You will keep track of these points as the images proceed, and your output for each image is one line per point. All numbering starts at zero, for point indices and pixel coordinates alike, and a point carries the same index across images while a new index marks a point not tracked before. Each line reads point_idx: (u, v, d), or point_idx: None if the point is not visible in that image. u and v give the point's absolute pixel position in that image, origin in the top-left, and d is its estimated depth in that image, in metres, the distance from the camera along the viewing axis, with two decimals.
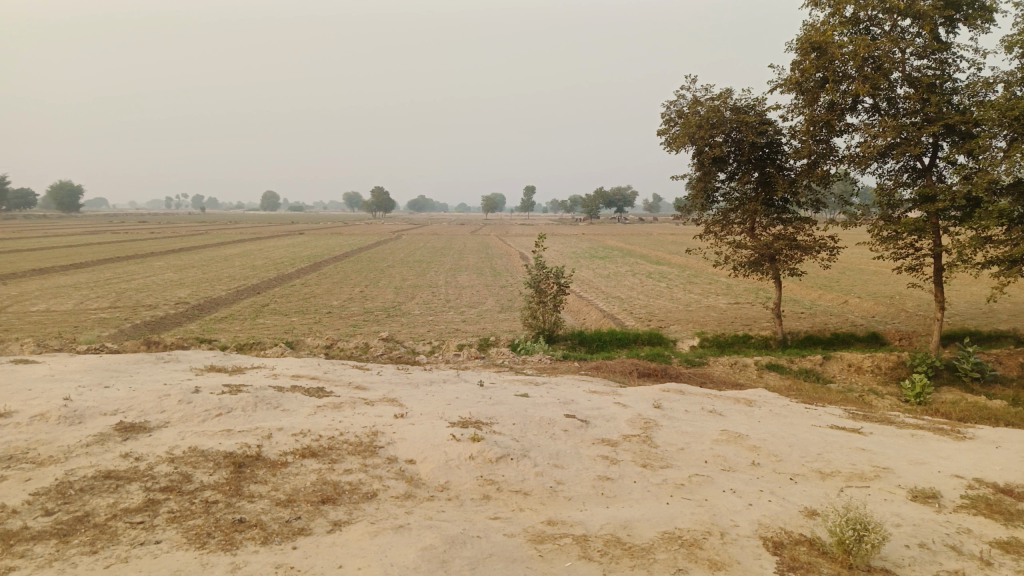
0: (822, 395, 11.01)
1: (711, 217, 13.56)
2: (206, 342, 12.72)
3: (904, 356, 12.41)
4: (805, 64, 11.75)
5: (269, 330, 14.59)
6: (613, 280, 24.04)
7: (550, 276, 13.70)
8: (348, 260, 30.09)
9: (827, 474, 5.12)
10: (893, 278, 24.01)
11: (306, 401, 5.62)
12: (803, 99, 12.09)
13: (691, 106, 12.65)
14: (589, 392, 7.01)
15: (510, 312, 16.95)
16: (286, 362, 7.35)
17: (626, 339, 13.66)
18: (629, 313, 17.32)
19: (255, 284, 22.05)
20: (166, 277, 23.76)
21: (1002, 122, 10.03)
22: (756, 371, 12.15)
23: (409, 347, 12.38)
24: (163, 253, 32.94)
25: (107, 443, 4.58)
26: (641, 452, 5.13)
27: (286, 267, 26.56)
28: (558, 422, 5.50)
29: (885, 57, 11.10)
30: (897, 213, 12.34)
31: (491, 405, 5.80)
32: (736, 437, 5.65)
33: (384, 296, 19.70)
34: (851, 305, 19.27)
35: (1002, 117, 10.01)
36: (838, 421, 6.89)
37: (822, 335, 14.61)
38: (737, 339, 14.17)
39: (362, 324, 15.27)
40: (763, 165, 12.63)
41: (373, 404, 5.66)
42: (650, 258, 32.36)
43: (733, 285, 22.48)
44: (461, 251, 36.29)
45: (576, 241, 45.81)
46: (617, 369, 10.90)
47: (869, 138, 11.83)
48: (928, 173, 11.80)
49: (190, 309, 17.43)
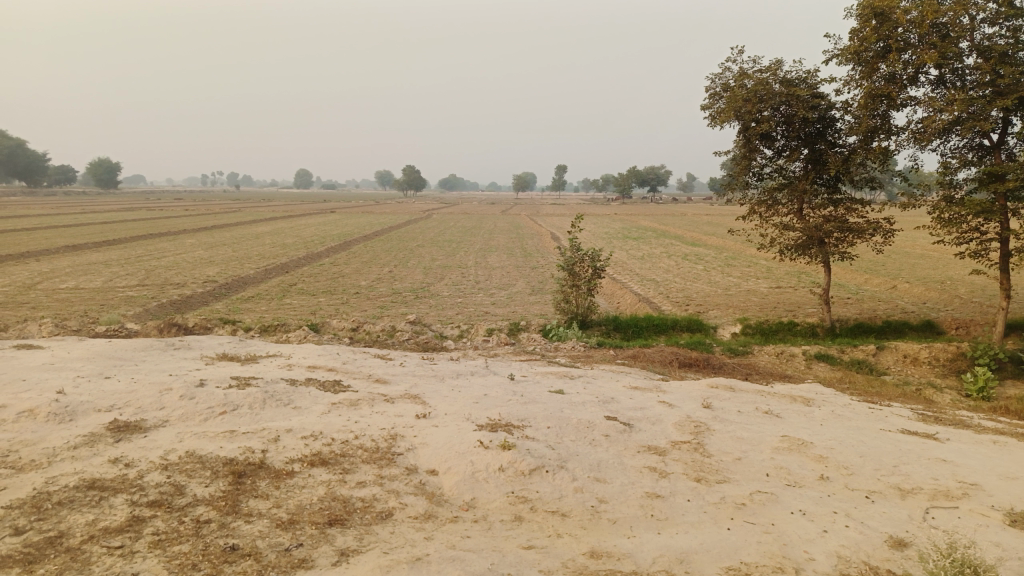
0: (878, 389, 10.24)
1: (755, 197, 12.76)
2: (231, 323, 12.36)
3: (965, 347, 11.56)
4: (863, 32, 10.85)
5: (295, 311, 14.21)
6: (648, 262, 23.26)
7: (585, 258, 13.05)
8: (377, 239, 29.70)
9: (908, 492, 4.46)
10: (944, 263, 22.85)
11: (320, 397, 5.11)
12: (861, 70, 11.21)
13: (738, 78, 11.85)
14: (629, 388, 6.39)
15: (542, 295, 16.38)
16: (304, 351, 6.86)
17: (664, 326, 12.99)
18: (666, 297, 16.62)
19: (283, 263, 21.75)
20: (196, 255, 23.59)
21: None
22: (804, 362, 11.41)
23: (437, 331, 11.87)
24: (195, 230, 32.90)
25: (96, 446, 4.11)
26: (693, 463, 4.51)
27: (316, 246, 26.25)
28: (598, 426, 4.91)
29: (953, 24, 10.18)
30: (960, 194, 11.44)
31: (523, 404, 5.23)
32: (800, 446, 5.01)
33: (413, 276, 19.23)
34: (900, 290, 18.30)
35: None
36: (908, 424, 6.17)
37: (873, 323, 13.78)
38: (782, 327, 13.41)
39: (390, 306, 14.81)
40: (815, 142, 11.77)
41: (393, 401, 5.13)
42: (685, 239, 31.50)
43: (773, 268, 21.63)
44: (492, 231, 35.75)
45: (609, 221, 45.00)
46: (656, 359, 10.27)
47: (931, 113, 10.93)
48: (996, 150, 10.89)
49: (218, 288, 17.14)
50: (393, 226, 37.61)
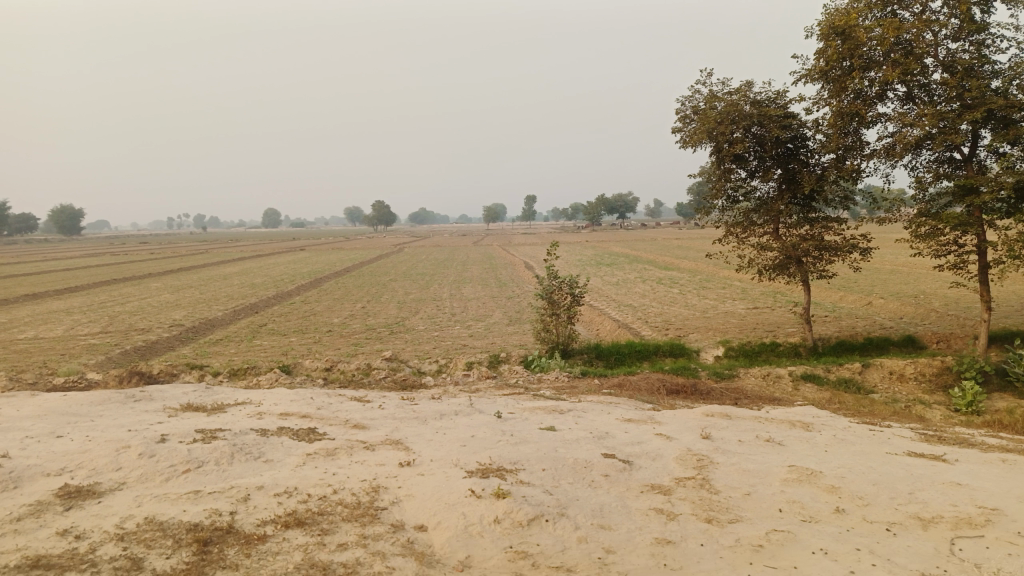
0: (868, 408, 10.04)
1: (732, 218, 12.63)
2: (198, 368, 11.83)
3: (949, 361, 11.45)
4: (829, 51, 10.82)
5: (266, 352, 13.71)
6: (624, 287, 23.13)
7: (563, 286, 12.79)
8: (349, 275, 29.27)
9: (929, 522, 4.17)
10: (915, 277, 23.05)
11: (294, 448, 4.71)
12: (829, 89, 11.18)
13: (708, 101, 11.78)
14: (622, 420, 6.07)
15: (519, 325, 16.06)
16: (276, 396, 6.45)
17: (647, 352, 12.74)
18: (645, 322, 16.42)
19: (252, 303, 21.18)
20: (162, 298, 22.91)
21: None
22: (791, 383, 11.20)
23: (415, 367, 11.48)
24: (161, 273, 32.13)
25: (43, 516, 3.66)
26: (700, 502, 4.20)
27: (286, 285, 25.70)
28: (596, 466, 4.58)
29: (917, 40, 10.17)
30: (935, 208, 11.41)
31: (514, 445, 4.88)
32: (810, 477, 4.72)
33: (387, 311, 18.83)
34: (876, 306, 18.34)
35: None
36: (913, 446, 5.93)
37: (854, 340, 13.69)
38: (765, 348, 13.25)
39: (364, 342, 14.37)
40: (788, 161, 11.70)
41: (374, 448, 4.75)
42: (658, 263, 31.58)
43: (749, 289, 21.61)
44: (465, 262, 35.53)
45: (580, 248, 44.98)
46: (642, 387, 9.97)
47: (902, 128, 10.92)
48: (968, 163, 10.88)
49: (184, 332, 16.55)
50: (365, 261, 37.20)
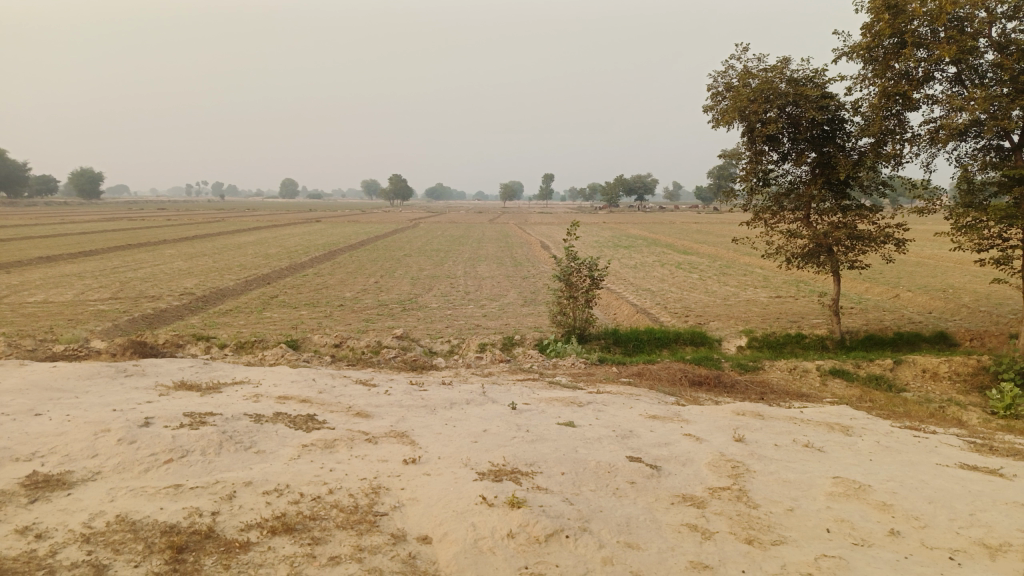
0: (900, 408, 9.51)
1: (759, 204, 12.03)
2: (204, 339, 11.47)
3: (986, 361, 10.88)
4: (877, 27, 10.12)
5: (274, 325, 13.36)
6: (642, 270, 22.59)
7: (583, 268, 12.29)
8: (363, 249, 28.93)
9: (998, 550, 3.67)
10: (943, 270, 22.31)
11: (289, 438, 4.29)
12: (873, 68, 10.51)
13: (741, 78, 11.15)
14: (647, 417, 5.61)
15: (535, 306, 15.60)
16: (276, 376, 6.04)
17: (667, 339, 12.24)
18: (664, 308, 15.91)
19: (265, 273, 20.85)
20: (174, 266, 22.63)
21: None
22: (818, 378, 10.70)
23: (426, 347, 11.07)
24: (176, 241, 31.95)
25: (3, 510, 3.26)
26: (738, 518, 3.73)
27: (299, 256, 25.37)
28: (621, 471, 4.12)
29: (972, 17, 9.48)
30: (980, 198, 10.76)
31: (530, 443, 4.43)
32: (858, 492, 4.25)
33: (400, 287, 18.43)
34: (903, 299, 17.70)
35: None
36: (964, 457, 5.42)
37: (883, 334, 13.11)
38: (790, 339, 12.71)
39: (375, 319, 13.97)
40: (823, 145, 11.06)
41: (377, 441, 4.31)
42: (676, 247, 31.00)
43: (770, 277, 20.99)
44: (481, 239, 35.13)
45: (597, 230, 44.33)
46: (663, 377, 9.51)
47: (949, 113, 10.25)
48: (1018, 152, 10.21)
49: (194, 301, 16.21)
50: (380, 235, 36.84)
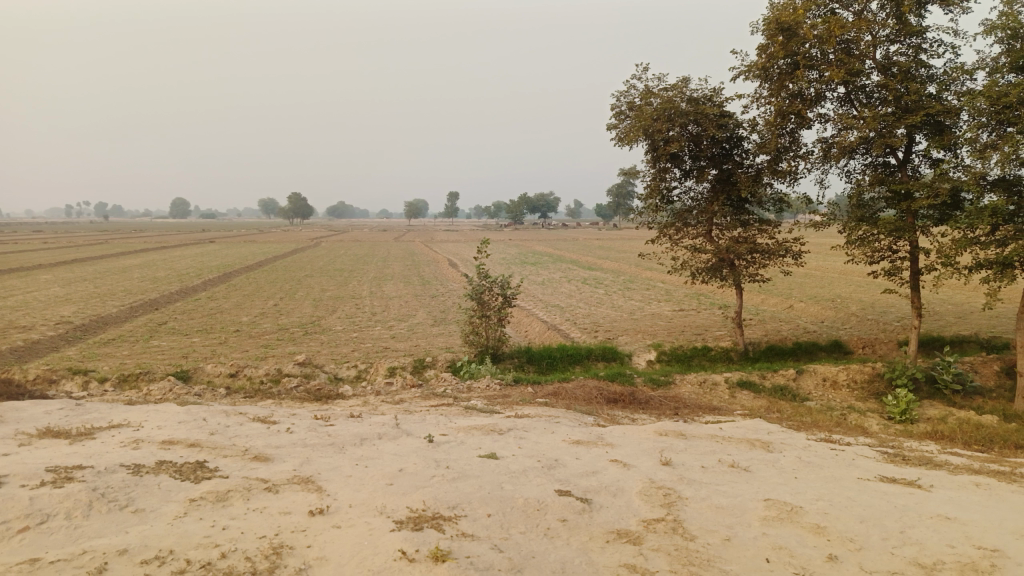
0: (806, 417, 9.69)
1: (663, 220, 12.12)
2: (81, 373, 10.42)
3: (880, 368, 11.35)
4: (772, 48, 10.41)
5: (163, 355, 12.35)
6: (550, 287, 22.62)
7: (494, 286, 12.04)
8: (261, 270, 27.68)
9: (933, 569, 3.59)
10: (831, 281, 23.53)
11: (176, 492, 3.74)
12: (769, 87, 10.80)
13: (643, 97, 11.23)
14: (571, 443, 5.35)
15: (444, 326, 15.22)
16: (161, 416, 5.41)
17: (579, 355, 12.13)
18: (573, 324, 15.87)
19: (152, 298, 19.47)
20: (50, 292, 20.79)
21: (984, 120, 8.58)
22: (727, 390, 10.84)
23: (331, 373, 10.48)
24: (52, 265, 29.62)
25: None
26: (677, 554, 3.49)
27: (191, 279, 23.91)
28: (551, 508, 3.82)
29: (858, 40, 9.87)
30: (870, 212, 11.22)
31: (450, 482, 4.06)
32: (791, 515, 4.12)
33: (302, 309, 17.62)
34: (797, 309, 18.45)
35: (984, 117, 8.59)
36: (881, 468, 5.45)
37: (784, 344, 13.51)
38: (697, 352, 12.88)
39: (275, 344, 13.18)
40: (723, 162, 11.27)
41: (278, 490, 3.84)
42: (581, 263, 31.39)
43: (673, 291, 21.46)
44: (386, 258, 34.43)
45: (503, 246, 44.38)
46: (579, 395, 9.33)
47: (840, 131, 10.66)
48: (903, 167, 10.72)
49: (71, 330, 14.86)
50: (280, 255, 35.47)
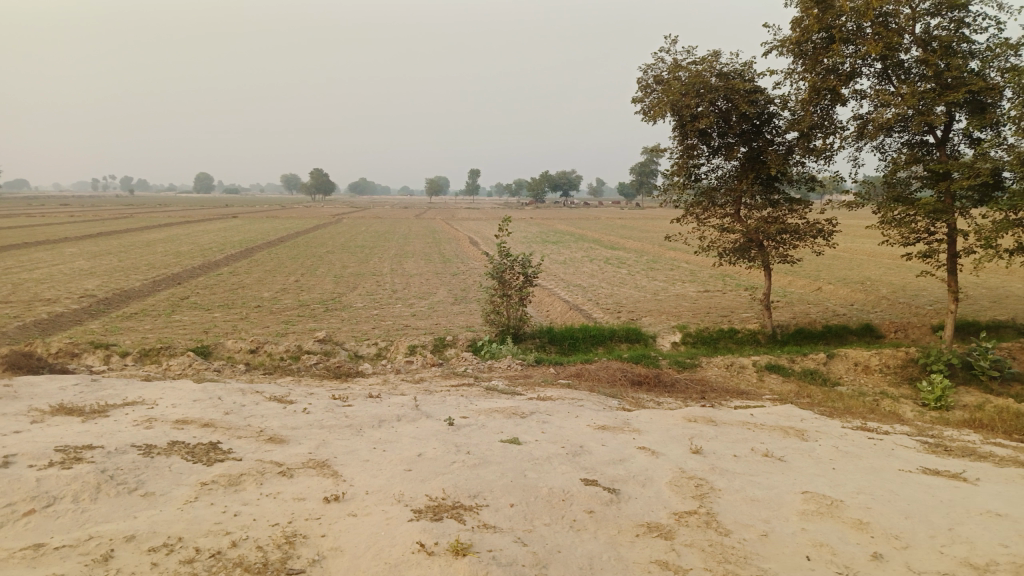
0: (837, 402, 9.39)
1: (690, 199, 11.78)
2: (103, 347, 10.40)
3: (914, 353, 10.99)
4: (807, 21, 9.98)
5: (184, 330, 12.32)
6: (572, 266, 22.35)
7: (517, 265, 11.83)
8: (283, 246, 27.68)
9: (986, 571, 3.35)
10: (860, 262, 23.00)
11: (188, 475, 3.60)
12: (803, 62, 10.38)
13: (672, 71, 10.86)
14: (596, 428, 5.15)
15: (466, 304, 15.05)
16: (178, 394, 5.28)
17: (602, 336, 11.90)
18: (596, 304, 15.62)
19: (175, 273, 19.52)
20: (75, 266, 20.93)
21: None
22: (755, 374, 10.56)
23: (351, 351, 10.36)
24: (79, 239, 29.85)
25: None
26: (711, 550, 3.28)
27: (214, 254, 23.96)
28: (577, 498, 3.63)
29: (899, 12, 9.41)
30: (906, 192, 10.79)
31: (471, 469, 3.88)
32: (830, 509, 3.89)
33: (322, 286, 17.55)
34: (826, 291, 18.03)
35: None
36: (922, 460, 5.19)
37: (812, 327, 13.17)
38: (723, 334, 12.60)
39: (296, 321, 13.10)
40: (753, 140, 10.89)
41: (293, 474, 3.68)
42: (604, 242, 31.03)
43: (697, 271, 21.11)
44: (407, 235, 34.35)
45: (525, 225, 44.03)
46: (602, 377, 9.13)
47: (877, 108, 10.22)
48: (943, 146, 10.28)
49: (95, 304, 14.90)
50: (302, 231, 35.51)
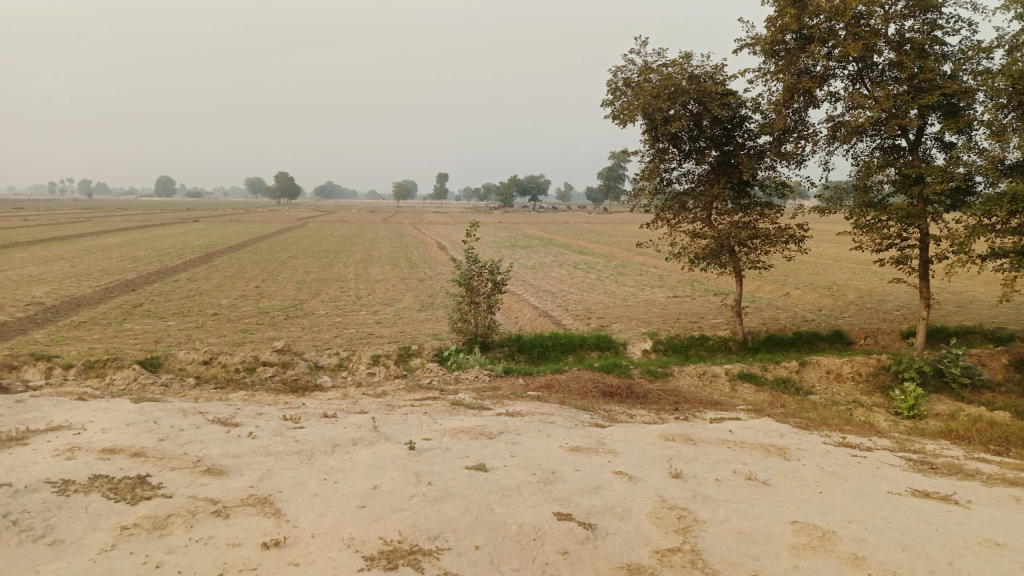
0: (812, 412, 9.18)
1: (660, 204, 11.52)
2: (45, 359, 9.75)
3: (886, 361, 10.87)
4: (781, 22, 9.80)
5: (135, 339, 11.69)
6: (541, 271, 22.03)
7: (484, 271, 11.46)
8: (244, 250, 26.94)
9: None
10: (827, 267, 23.07)
11: (107, 518, 3.15)
12: (776, 64, 10.20)
13: (642, 73, 10.60)
14: (568, 450, 4.79)
15: (432, 311, 14.62)
16: (111, 417, 4.80)
17: (572, 344, 11.58)
18: (566, 310, 15.32)
19: (130, 278, 18.74)
20: (24, 271, 20.01)
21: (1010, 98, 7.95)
22: (728, 383, 10.34)
23: (311, 361, 9.88)
24: (30, 243, 28.61)
25: None
26: None
27: (172, 259, 23.16)
28: (549, 537, 3.27)
29: (872, 14, 9.27)
30: (878, 197, 10.65)
31: (432, 504, 3.50)
32: (823, 542, 3.58)
33: (284, 292, 16.97)
34: (794, 297, 17.97)
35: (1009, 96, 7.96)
36: (910, 480, 4.92)
37: (783, 334, 13.00)
38: (694, 341, 12.37)
39: (255, 329, 12.55)
40: (724, 143, 10.68)
41: (229, 515, 3.26)
42: (572, 246, 30.83)
43: (666, 276, 20.94)
44: (374, 239, 33.73)
45: (492, 230, 43.63)
46: (573, 388, 8.80)
47: (850, 111, 10.07)
48: (915, 150, 10.17)
49: (41, 312, 14.14)
50: (265, 236, 34.59)
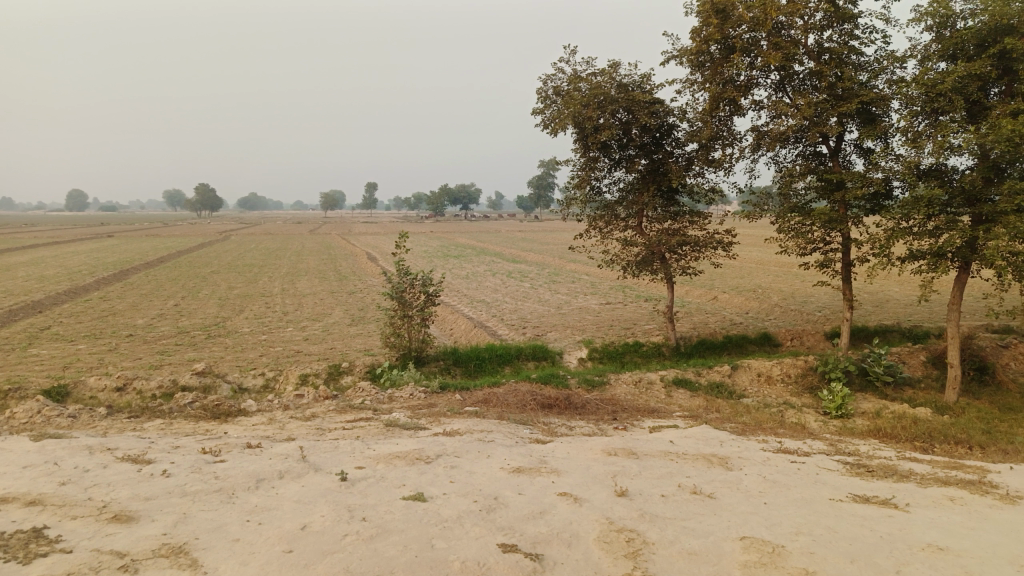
0: (746, 416, 9.27)
1: (592, 212, 11.49)
2: None
3: (814, 361, 11.14)
4: (705, 32, 9.92)
5: (40, 365, 10.87)
6: (474, 281, 21.83)
7: (416, 284, 11.17)
8: (163, 266, 25.72)
9: None
10: (752, 271, 23.67)
11: None
12: (702, 73, 10.32)
13: (571, 82, 10.56)
14: (510, 472, 4.60)
15: (363, 326, 14.20)
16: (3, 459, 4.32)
17: (508, 355, 11.40)
18: (500, 320, 15.14)
19: (36, 299, 17.54)
20: None
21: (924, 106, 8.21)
22: (663, 389, 10.37)
23: (235, 384, 9.38)
24: None
25: None
26: None
27: (84, 277, 21.87)
28: (494, 573, 3.07)
29: (792, 24, 9.47)
30: (802, 202, 10.89)
31: (367, 542, 3.25)
32: (774, 559, 3.50)
33: (206, 309, 16.20)
34: (722, 301, 18.32)
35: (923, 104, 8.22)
36: (851, 485, 4.94)
37: (714, 338, 13.17)
38: (628, 348, 12.40)
39: (174, 350, 11.88)
40: (653, 152, 10.75)
41: (138, 569, 2.92)
42: (504, 255, 30.74)
43: (599, 284, 21.06)
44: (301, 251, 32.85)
45: (423, 240, 43.14)
46: (510, 401, 8.62)
47: (773, 119, 10.28)
48: (835, 156, 10.46)
49: None
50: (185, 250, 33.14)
